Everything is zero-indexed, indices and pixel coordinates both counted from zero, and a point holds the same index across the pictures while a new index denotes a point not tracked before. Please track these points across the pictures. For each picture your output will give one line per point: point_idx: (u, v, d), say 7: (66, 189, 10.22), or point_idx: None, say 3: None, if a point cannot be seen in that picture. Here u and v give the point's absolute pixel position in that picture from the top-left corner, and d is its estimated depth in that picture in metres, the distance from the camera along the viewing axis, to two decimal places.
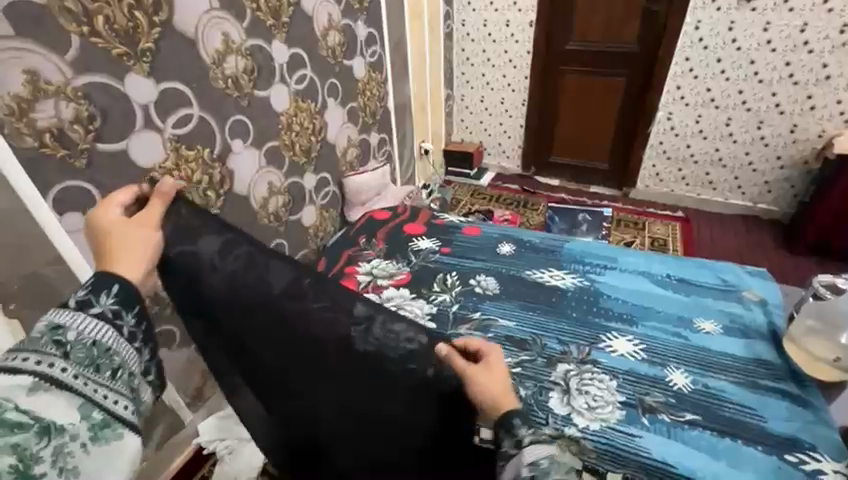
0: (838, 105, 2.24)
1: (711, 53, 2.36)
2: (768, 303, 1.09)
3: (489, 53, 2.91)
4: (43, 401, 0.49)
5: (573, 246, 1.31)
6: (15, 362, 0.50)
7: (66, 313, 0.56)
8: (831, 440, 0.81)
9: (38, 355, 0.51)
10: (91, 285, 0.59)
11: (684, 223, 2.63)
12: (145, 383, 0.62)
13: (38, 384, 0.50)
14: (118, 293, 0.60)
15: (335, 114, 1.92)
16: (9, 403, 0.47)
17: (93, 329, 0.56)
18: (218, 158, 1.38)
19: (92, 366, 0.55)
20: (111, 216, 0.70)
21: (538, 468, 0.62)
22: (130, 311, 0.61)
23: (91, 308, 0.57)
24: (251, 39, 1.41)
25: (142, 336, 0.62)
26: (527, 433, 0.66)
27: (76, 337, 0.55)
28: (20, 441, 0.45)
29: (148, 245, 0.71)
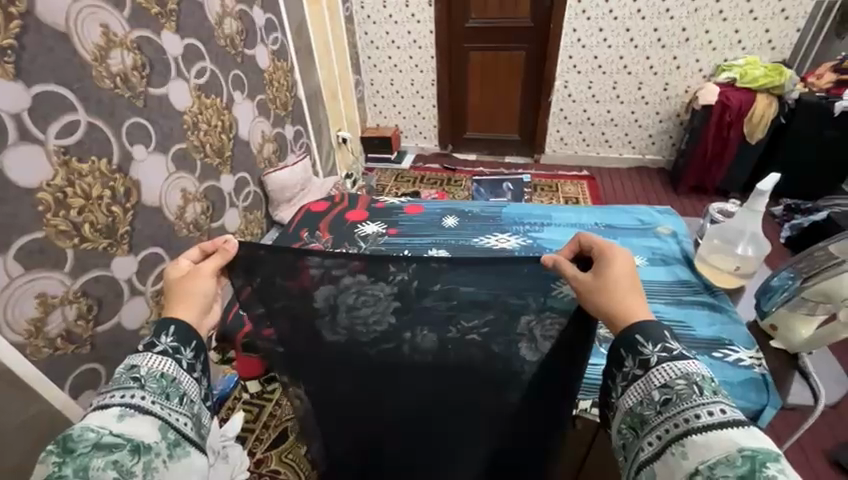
0: (697, 63, 2.61)
1: (594, 24, 2.60)
2: (679, 235, 1.25)
3: (393, 35, 2.90)
4: (130, 424, 0.55)
5: (511, 210, 1.38)
6: (105, 399, 0.57)
7: (136, 355, 0.61)
8: (744, 334, 0.94)
9: (122, 389, 0.58)
10: (154, 329, 0.64)
11: (590, 180, 2.91)
12: (209, 407, 0.68)
13: (125, 411, 0.56)
14: (175, 332, 0.64)
15: (244, 108, 1.78)
16: (106, 430, 0.54)
17: (160, 363, 0.61)
18: (119, 169, 1.22)
19: (165, 394, 0.60)
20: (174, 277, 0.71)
21: (672, 390, 0.55)
22: (189, 346, 0.64)
23: (157, 347, 0.62)
24: (136, 31, 1.26)
25: (204, 364, 0.67)
26: (656, 351, 0.58)
27: (148, 371, 0.60)
28: (118, 458, 0.52)
29: (202, 299, 0.70)
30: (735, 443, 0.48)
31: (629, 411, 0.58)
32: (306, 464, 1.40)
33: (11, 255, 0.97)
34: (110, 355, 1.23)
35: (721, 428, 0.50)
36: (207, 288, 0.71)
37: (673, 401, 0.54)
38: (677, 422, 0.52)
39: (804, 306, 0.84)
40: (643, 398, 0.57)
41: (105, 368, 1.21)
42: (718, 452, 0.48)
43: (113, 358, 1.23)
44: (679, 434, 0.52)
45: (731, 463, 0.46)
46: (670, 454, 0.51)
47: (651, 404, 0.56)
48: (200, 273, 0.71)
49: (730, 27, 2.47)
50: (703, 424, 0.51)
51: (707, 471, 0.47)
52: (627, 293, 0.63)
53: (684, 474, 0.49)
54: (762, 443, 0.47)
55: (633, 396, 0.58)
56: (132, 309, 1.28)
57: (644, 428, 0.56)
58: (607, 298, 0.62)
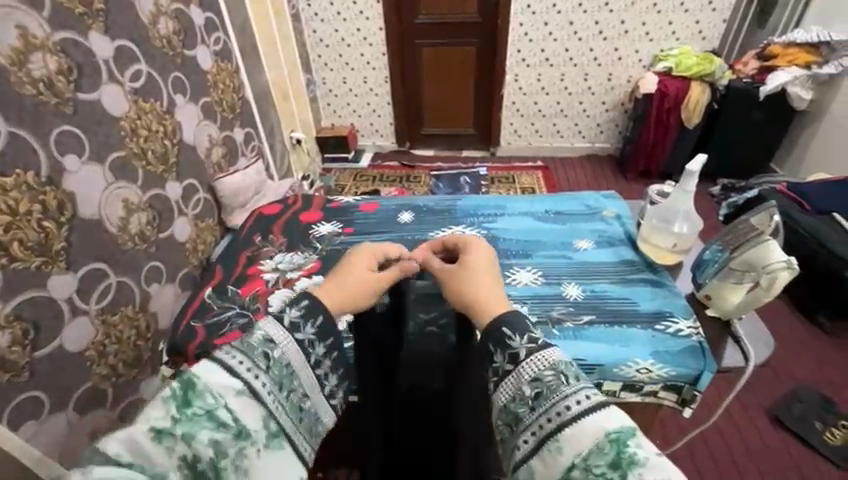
0: (637, 54, 2.74)
1: (539, 18, 2.68)
2: (623, 217, 1.15)
3: (342, 32, 2.86)
4: (243, 405, 0.52)
5: (465, 203, 1.26)
6: (230, 359, 0.53)
7: (275, 325, 0.58)
8: (682, 303, 0.89)
9: (249, 362, 0.54)
10: (304, 309, 0.60)
11: (544, 171, 2.99)
12: (328, 405, 0.62)
13: (243, 389, 0.52)
14: (306, 305, 0.61)
15: (188, 112, 1.71)
16: (223, 400, 0.51)
17: (290, 348, 0.57)
18: (49, 181, 1.14)
19: (281, 384, 0.55)
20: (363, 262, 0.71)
21: (543, 383, 0.53)
22: (314, 325, 0.60)
23: (287, 321, 0.59)
24: (59, 33, 1.18)
25: (334, 362, 0.62)
26: (524, 343, 0.56)
27: (280, 354, 0.56)
28: (221, 439, 0.49)
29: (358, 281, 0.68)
30: (603, 429, 0.47)
31: (503, 408, 0.55)
32: None
33: None
34: (55, 381, 1.15)
35: (585, 416, 0.49)
36: (364, 272, 0.69)
37: (545, 394, 0.52)
38: (551, 416, 0.50)
39: (732, 277, 0.91)
40: (515, 394, 0.54)
41: (48, 396, 1.13)
42: (588, 441, 0.47)
43: (58, 384, 1.15)
44: (554, 428, 0.50)
45: (599, 450, 0.46)
46: (547, 451, 0.50)
47: (524, 400, 0.53)
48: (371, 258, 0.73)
49: (664, 19, 2.61)
50: (572, 414, 0.50)
51: (582, 464, 0.46)
52: (483, 283, 0.66)
53: (559, 469, 0.48)
54: (620, 421, 0.48)
55: (506, 392, 0.55)
56: (76, 330, 1.21)
57: (518, 425, 0.53)
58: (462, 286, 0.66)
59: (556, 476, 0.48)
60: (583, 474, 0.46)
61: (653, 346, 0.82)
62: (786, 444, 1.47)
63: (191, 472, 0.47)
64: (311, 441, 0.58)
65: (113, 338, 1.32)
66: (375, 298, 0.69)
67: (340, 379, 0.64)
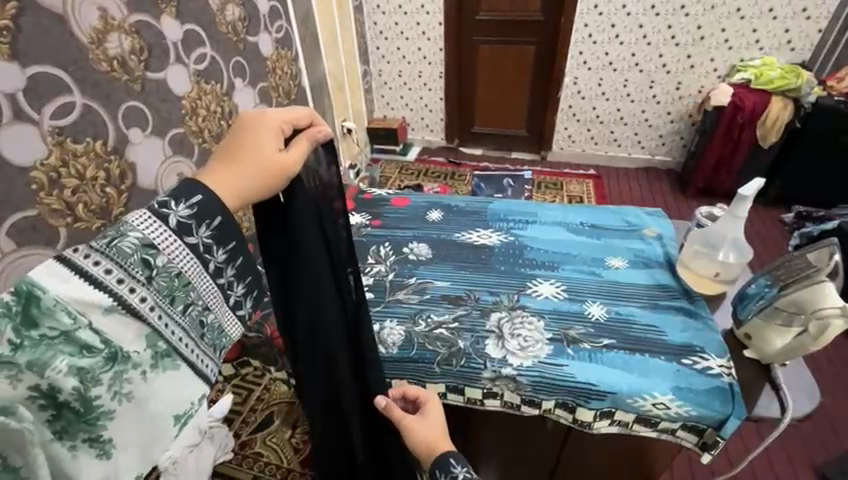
0: (712, 62, 2.54)
1: (606, 19, 2.54)
2: (666, 238, 1.06)
3: (402, 25, 2.88)
4: (115, 323, 0.43)
5: (496, 206, 1.22)
6: (92, 268, 0.43)
7: (149, 227, 0.46)
8: (717, 340, 0.81)
9: (122, 273, 0.44)
10: (195, 207, 0.49)
11: (596, 180, 2.86)
12: (236, 315, 0.55)
13: (113, 306, 0.43)
14: (198, 204, 0.49)
15: (245, 95, 1.79)
16: (84, 320, 0.42)
17: (180, 257, 0.48)
18: (115, 151, 1.23)
19: (170, 298, 0.47)
20: (260, 141, 0.55)
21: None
22: (207, 224, 0.49)
23: (171, 221, 0.47)
24: (134, 15, 1.27)
25: (238, 271, 0.53)
26: (462, 470, 0.64)
27: (164, 262, 0.46)
28: (86, 365, 0.40)
29: (259, 164, 0.54)
30: None
31: None
32: (290, 448, 1.43)
33: (4, 231, 0.97)
34: None
35: None
36: (268, 151, 0.55)
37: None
38: None
39: (779, 317, 0.82)
40: None
41: None
42: None
43: None
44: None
45: None
46: None
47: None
48: (274, 133, 0.57)
49: (748, 26, 2.39)
50: None
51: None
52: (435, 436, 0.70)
53: None
54: None
55: None
56: None
57: None
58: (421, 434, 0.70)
59: None
60: None
61: (676, 381, 0.76)
62: None
63: (51, 403, 0.39)
64: (216, 355, 0.52)
65: None
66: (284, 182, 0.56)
67: (249, 290, 0.55)
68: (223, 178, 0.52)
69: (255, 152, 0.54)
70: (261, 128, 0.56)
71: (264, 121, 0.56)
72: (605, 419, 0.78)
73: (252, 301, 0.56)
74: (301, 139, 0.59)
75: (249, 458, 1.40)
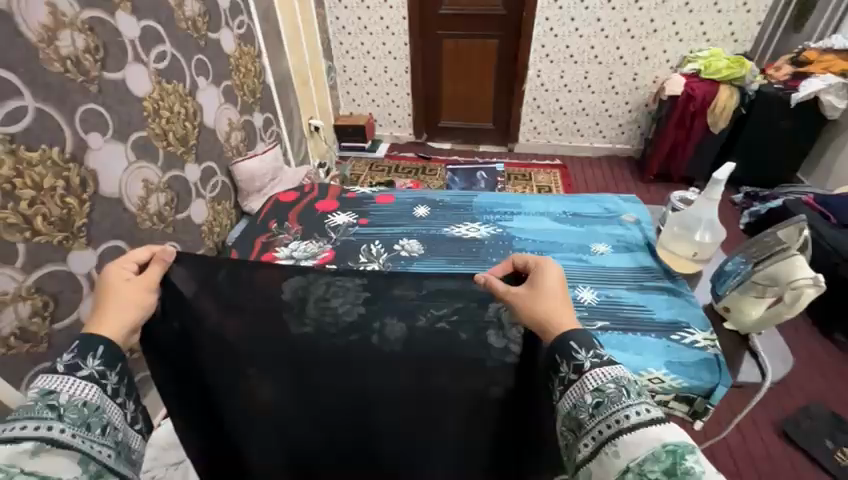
0: (665, 54, 2.67)
1: (565, 13, 2.62)
2: (643, 222, 1.12)
3: (365, 20, 2.84)
4: (44, 462, 0.48)
5: (481, 199, 1.24)
6: (13, 431, 0.48)
7: (52, 377, 0.53)
8: (698, 314, 0.87)
9: (35, 421, 0.49)
10: (76, 348, 0.56)
11: (562, 169, 2.95)
12: (136, 430, 0.61)
13: (39, 446, 0.48)
14: (103, 353, 0.57)
15: (209, 94, 1.71)
16: (15, 469, 0.46)
17: (84, 389, 0.54)
18: (73, 158, 1.15)
19: (86, 425, 0.53)
20: (114, 283, 0.63)
21: (603, 394, 0.51)
22: (96, 354, 0.56)
23: (65, 367, 0.54)
24: (87, 11, 1.19)
25: (130, 388, 0.60)
26: (588, 356, 0.54)
27: (68, 399, 0.52)
28: None
29: (121, 301, 0.62)
30: (659, 439, 0.45)
31: (566, 415, 0.53)
32: None
33: None
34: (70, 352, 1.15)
35: (646, 427, 0.47)
36: (122, 289, 0.63)
37: (605, 404, 0.50)
38: (609, 424, 0.48)
39: (753, 289, 0.90)
40: (577, 401, 0.53)
41: None
42: (643, 450, 0.45)
43: None
44: (610, 435, 0.48)
45: (654, 460, 0.44)
46: (604, 454, 0.48)
47: (583, 407, 0.51)
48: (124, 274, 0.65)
49: (696, 19, 2.54)
50: (632, 424, 0.47)
51: (637, 469, 0.44)
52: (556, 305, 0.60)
53: (615, 474, 0.46)
54: (680, 437, 0.45)
55: (569, 400, 0.54)
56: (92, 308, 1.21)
57: (580, 430, 0.51)
58: (534, 305, 0.61)
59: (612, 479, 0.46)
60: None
61: (667, 356, 0.80)
62: (793, 460, 1.45)
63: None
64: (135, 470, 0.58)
65: None
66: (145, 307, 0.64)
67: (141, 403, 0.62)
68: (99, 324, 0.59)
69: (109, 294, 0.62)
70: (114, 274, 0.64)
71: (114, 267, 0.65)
72: None
73: (143, 414, 0.62)
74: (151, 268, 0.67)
75: None
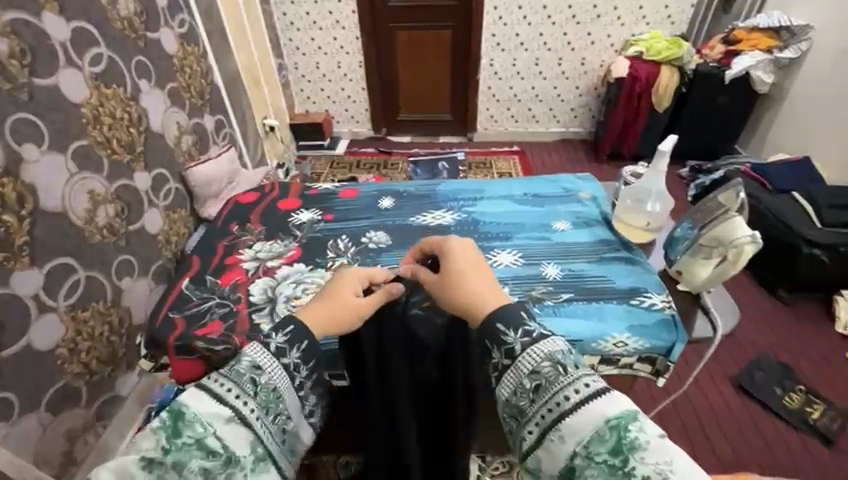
0: (609, 38, 2.78)
1: (513, 1, 2.67)
2: (599, 198, 1.17)
3: (313, 15, 2.78)
4: (232, 432, 0.52)
5: (444, 187, 1.25)
6: (219, 387, 0.55)
7: (262, 352, 0.60)
8: (654, 280, 0.93)
9: (237, 389, 0.55)
10: (289, 335, 0.63)
11: (521, 155, 3.03)
12: (308, 424, 0.64)
13: (233, 416, 0.53)
14: (291, 332, 0.64)
15: (153, 98, 1.62)
16: (211, 429, 0.51)
17: (279, 376, 0.60)
18: (6, 172, 1.07)
19: (266, 409, 0.57)
20: (349, 294, 0.74)
21: (541, 376, 0.54)
22: (297, 347, 0.63)
23: (272, 346, 0.62)
24: (8, 12, 1.10)
25: (312, 380, 0.65)
26: (518, 337, 0.57)
27: (266, 381, 0.58)
28: (210, 468, 0.49)
29: (342, 311, 0.71)
30: (603, 415, 0.50)
31: (506, 402, 0.57)
32: None
33: None
34: (24, 380, 1.08)
35: (588, 402, 0.51)
36: (351, 298, 0.73)
37: (543, 386, 0.54)
38: (552, 407, 0.52)
39: (702, 252, 0.97)
40: (516, 387, 0.56)
41: (19, 396, 1.06)
42: (588, 428, 0.49)
43: (28, 383, 1.08)
44: (553, 420, 0.52)
45: (601, 438, 0.48)
46: (550, 440, 0.51)
47: (524, 394, 0.55)
48: (355, 286, 0.76)
49: (635, 3, 2.65)
50: (574, 403, 0.51)
51: (584, 453, 0.48)
52: (470, 281, 0.67)
53: (564, 458, 0.50)
54: (620, 406, 0.50)
55: (508, 387, 0.57)
56: (45, 330, 1.14)
57: (523, 417, 0.55)
58: (448, 289, 0.68)
59: (560, 464, 0.50)
60: (587, 462, 0.48)
61: (628, 321, 0.85)
62: (749, 410, 1.57)
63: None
64: (291, 462, 0.60)
65: (84, 336, 1.24)
66: (353, 322, 0.73)
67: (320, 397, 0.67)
68: (312, 317, 0.68)
69: (333, 295, 0.73)
70: (348, 280, 0.76)
71: (356, 278, 0.77)
72: None
73: (318, 412, 0.66)
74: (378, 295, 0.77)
75: None
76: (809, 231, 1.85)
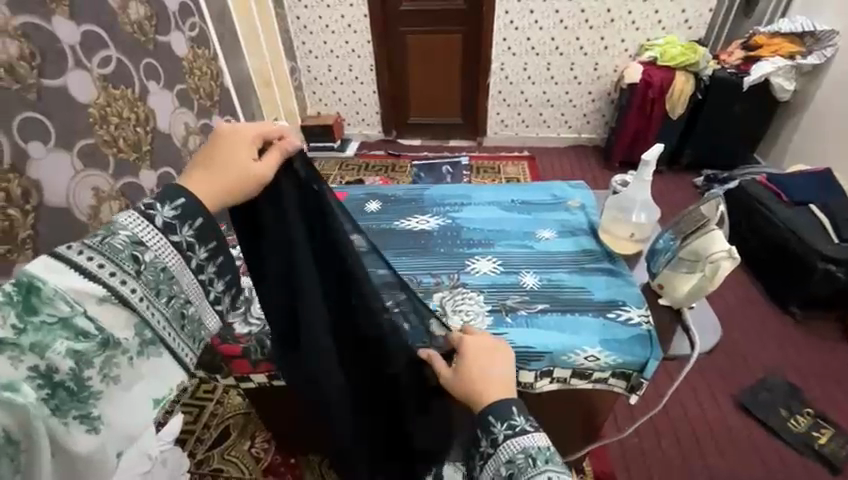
0: (622, 43, 2.73)
1: (524, 6, 2.65)
2: (588, 207, 1.15)
3: (326, 19, 2.82)
4: (108, 312, 0.54)
5: (432, 192, 1.25)
6: (90, 264, 0.53)
7: (148, 229, 0.57)
8: (635, 293, 0.90)
9: (112, 267, 0.55)
10: (179, 208, 0.59)
11: (530, 161, 2.98)
12: (214, 310, 0.65)
13: (107, 296, 0.53)
14: (182, 205, 0.59)
15: (162, 98, 1.67)
16: (80, 308, 0.52)
17: (169, 256, 0.59)
18: (12, 168, 1.12)
19: (155, 290, 0.57)
20: (244, 157, 0.65)
21: (516, 465, 0.63)
22: (189, 224, 0.60)
23: (158, 221, 0.58)
24: (20, 16, 1.15)
25: (219, 267, 0.64)
26: (502, 429, 0.65)
27: (152, 259, 0.57)
28: (83, 349, 0.50)
29: (239, 176, 0.64)
30: None
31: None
32: (250, 459, 1.41)
33: None
34: None
35: None
36: (246, 161, 0.65)
37: (516, 474, 0.62)
38: None
39: (683, 265, 0.94)
40: (497, 472, 0.65)
41: None
42: None
43: None
44: None
45: None
46: None
47: (502, 477, 0.64)
48: (249, 144, 0.67)
49: (651, 7, 2.59)
50: None
51: None
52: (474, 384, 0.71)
53: None
54: None
55: (492, 470, 0.66)
56: None
57: None
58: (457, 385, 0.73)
59: None
60: None
61: (603, 334, 0.83)
62: (751, 431, 1.50)
63: (47, 382, 0.47)
64: (194, 346, 0.62)
65: None
66: (257, 186, 0.67)
67: (228, 286, 0.66)
68: (202, 187, 0.62)
69: (227, 161, 0.64)
70: (238, 140, 0.66)
71: (249, 134, 0.67)
72: (545, 377, 0.84)
73: (230, 297, 0.67)
74: (276, 153, 0.69)
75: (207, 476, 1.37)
76: (825, 246, 1.76)
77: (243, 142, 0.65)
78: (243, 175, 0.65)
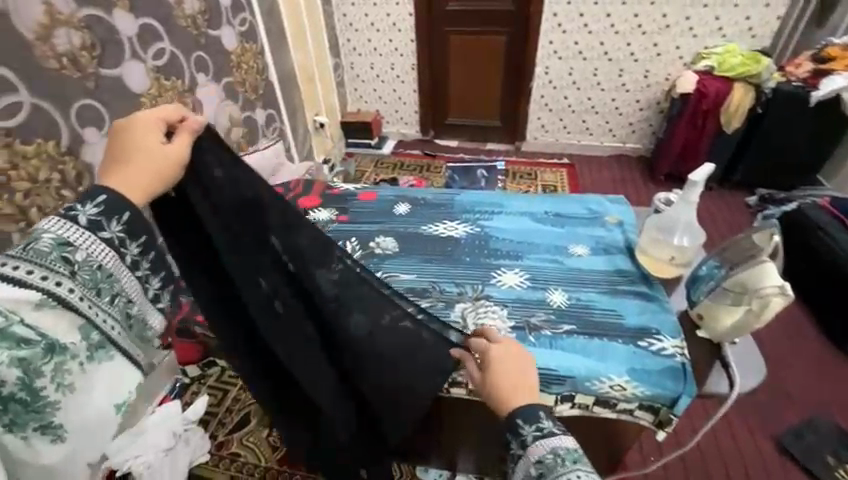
0: (677, 50, 2.59)
1: (574, 8, 2.56)
2: (626, 224, 1.09)
3: (372, 17, 2.84)
4: (48, 317, 0.51)
5: (463, 198, 1.23)
6: (19, 272, 0.51)
7: (73, 228, 0.53)
8: (670, 321, 0.85)
9: (44, 270, 0.52)
10: (102, 205, 0.55)
11: (570, 168, 2.89)
12: (156, 307, 0.63)
13: (44, 300, 0.51)
14: (105, 202, 0.55)
15: (209, 90, 1.73)
16: (15, 317, 0.49)
17: (103, 253, 0.55)
18: (69, 151, 1.17)
19: (96, 290, 0.55)
20: (154, 142, 0.59)
21: (545, 465, 0.58)
22: (118, 218, 0.56)
23: (82, 220, 0.54)
24: (84, 9, 1.22)
25: (153, 263, 0.61)
26: (531, 430, 0.61)
27: (84, 258, 0.53)
28: (26, 356, 0.49)
29: (157, 165, 0.59)
30: None
31: None
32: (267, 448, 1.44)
33: None
34: None
35: None
36: (152, 145, 0.59)
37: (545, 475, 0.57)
38: None
39: (727, 297, 0.86)
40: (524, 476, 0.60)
41: None
42: None
43: None
44: None
45: None
46: None
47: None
48: (153, 128, 0.60)
49: (711, 14, 2.44)
50: None
51: None
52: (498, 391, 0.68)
53: None
54: None
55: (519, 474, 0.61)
56: None
57: None
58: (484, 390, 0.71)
59: None
60: None
61: (631, 363, 0.79)
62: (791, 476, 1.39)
63: None
64: (144, 345, 0.60)
65: None
66: (178, 170, 0.61)
67: (165, 281, 0.63)
68: (120, 180, 0.57)
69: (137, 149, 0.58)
70: (141, 125, 0.60)
71: (150, 117, 0.61)
72: (566, 402, 0.79)
73: (169, 293, 0.64)
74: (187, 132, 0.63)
75: (226, 459, 1.42)
76: None
77: (143, 127, 0.59)
78: (161, 161, 0.59)
